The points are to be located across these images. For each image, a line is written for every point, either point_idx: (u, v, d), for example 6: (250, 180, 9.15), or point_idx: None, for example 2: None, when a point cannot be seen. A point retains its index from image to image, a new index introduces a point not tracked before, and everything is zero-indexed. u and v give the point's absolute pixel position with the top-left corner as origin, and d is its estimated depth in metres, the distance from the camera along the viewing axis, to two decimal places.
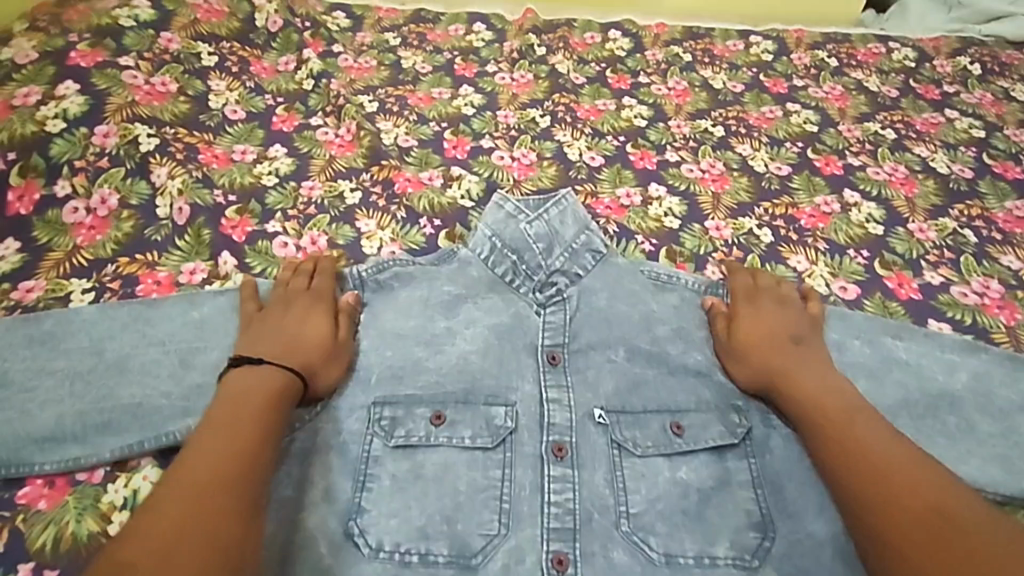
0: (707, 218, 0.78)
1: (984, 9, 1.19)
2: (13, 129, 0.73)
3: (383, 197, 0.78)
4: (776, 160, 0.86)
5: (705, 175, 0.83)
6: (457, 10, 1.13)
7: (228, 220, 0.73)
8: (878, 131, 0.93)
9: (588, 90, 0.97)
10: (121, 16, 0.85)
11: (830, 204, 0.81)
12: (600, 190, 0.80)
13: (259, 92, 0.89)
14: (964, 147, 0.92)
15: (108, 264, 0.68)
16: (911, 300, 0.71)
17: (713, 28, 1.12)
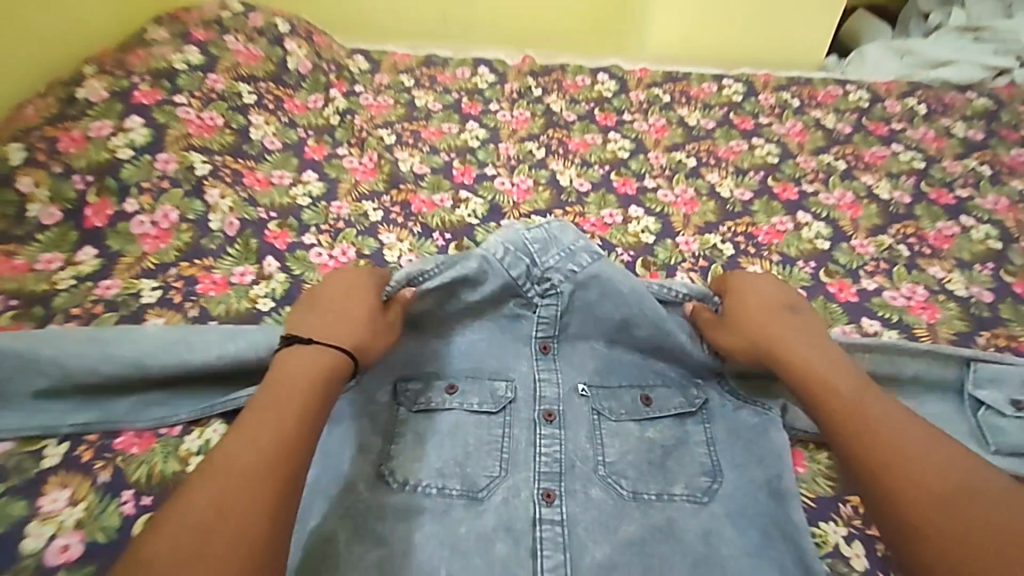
0: (678, 234, 0.91)
1: (929, 58, 1.34)
2: (90, 156, 0.86)
3: (401, 215, 0.91)
4: (739, 186, 1.00)
5: (678, 200, 0.97)
6: (464, 56, 1.28)
7: (273, 231, 0.86)
8: (830, 163, 1.07)
9: (578, 125, 1.11)
10: (175, 61, 1.00)
11: (784, 224, 0.94)
12: (587, 211, 0.94)
13: (292, 125, 1.03)
14: (904, 177, 1.05)
15: (171, 267, 0.80)
16: (849, 302, 0.83)
17: (689, 73, 1.27)
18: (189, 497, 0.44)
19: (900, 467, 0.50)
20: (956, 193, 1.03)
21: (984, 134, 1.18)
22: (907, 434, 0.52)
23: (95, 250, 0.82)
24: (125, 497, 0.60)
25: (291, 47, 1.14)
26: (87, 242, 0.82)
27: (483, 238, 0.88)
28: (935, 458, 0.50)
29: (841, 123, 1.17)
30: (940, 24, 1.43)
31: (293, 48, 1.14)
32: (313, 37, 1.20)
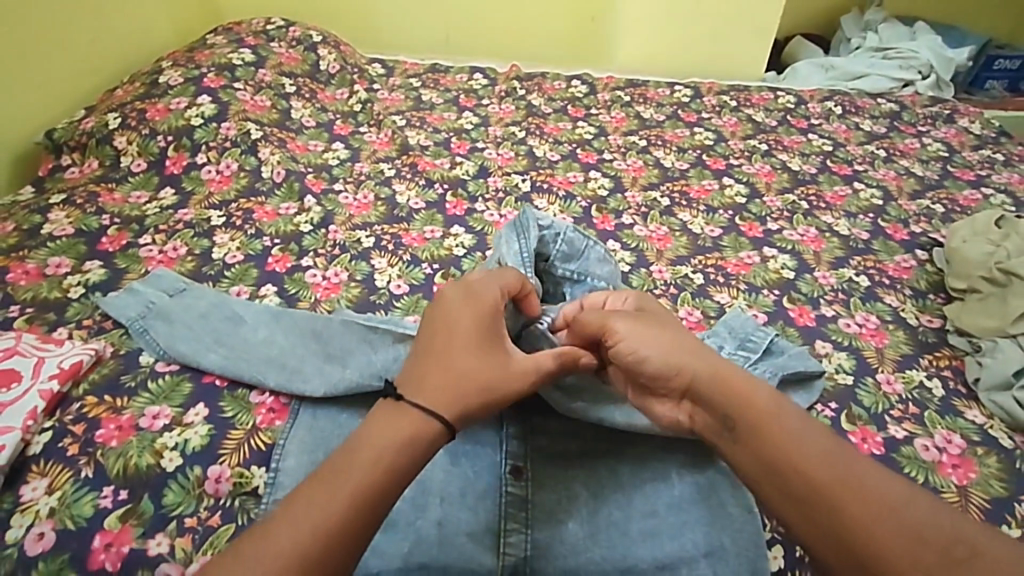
0: (627, 190, 1.15)
1: (849, 71, 1.63)
2: (171, 122, 1.11)
3: (410, 173, 1.15)
4: (680, 160, 1.25)
5: (629, 167, 1.22)
6: (463, 65, 1.56)
7: (311, 180, 1.10)
8: (756, 145, 1.32)
9: (554, 116, 1.38)
10: (234, 58, 1.26)
11: (712, 185, 1.18)
12: (556, 173, 1.19)
13: (324, 110, 1.29)
14: (814, 156, 1.30)
15: (232, 203, 1.04)
16: (755, 237, 1.06)
17: (648, 81, 1.55)
18: (283, 517, 0.46)
19: (805, 478, 0.51)
20: (854, 168, 1.27)
21: (886, 128, 1.44)
22: (806, 438, 0.53)
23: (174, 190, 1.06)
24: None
25: (323, 53, 1.41)
26: (166, 184, 1.06)
27: (473, 189, 1.12)
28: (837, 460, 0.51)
29: (769, 119, 1.44)
30: (859, 46, 1.75)
31: (325, 53, 1.41)
32: (340, 47, 1.47)
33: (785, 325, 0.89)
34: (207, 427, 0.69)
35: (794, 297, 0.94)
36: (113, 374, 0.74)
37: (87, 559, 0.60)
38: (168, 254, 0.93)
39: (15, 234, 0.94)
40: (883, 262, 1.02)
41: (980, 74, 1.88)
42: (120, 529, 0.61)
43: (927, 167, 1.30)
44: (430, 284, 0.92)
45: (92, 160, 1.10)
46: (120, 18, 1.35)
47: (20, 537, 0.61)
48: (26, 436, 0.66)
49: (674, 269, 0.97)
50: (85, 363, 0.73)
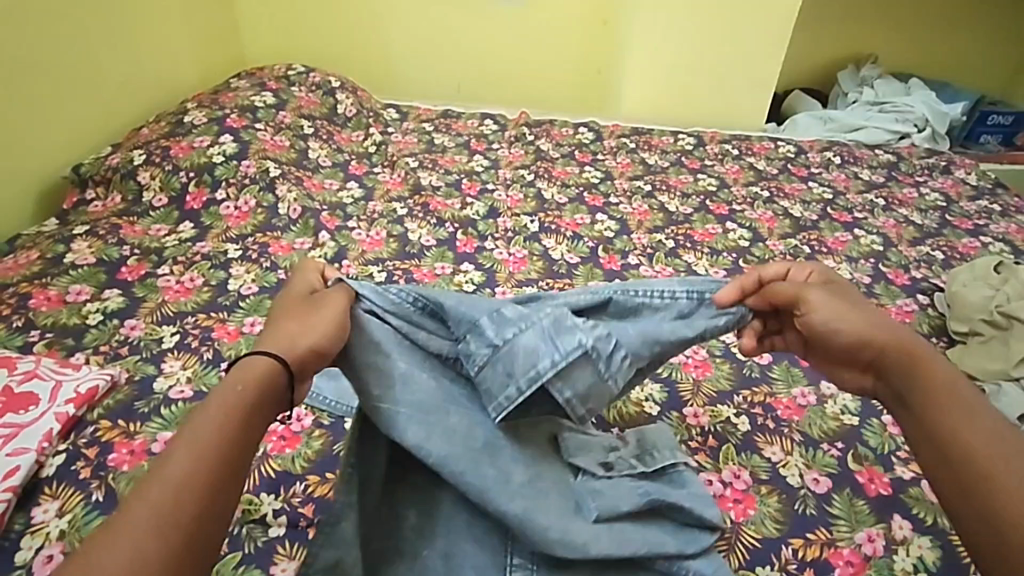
0: (633, 232, 1.18)
1: (847, 123, 1.69)
2: (193, 159, 1.16)
3: (422, 212, 1.19)
4: (684, 204, 1.29)
5: (634, 210, 1.25)
6: (474, 112, 1.62)
7: (326, 217, 1.14)
8: (758, 192, 1.36)
9: (561, 161, 1.42)
10: (256, 100, 1.32)
11: (716, 229, 1.21)
12: (563, 215, 1.22)
13: (340, 151, 1.34)
14: (815, 203, 1.34)
15: (250, 237, 1.07)
16: None
17: (653, 129, 1.60)
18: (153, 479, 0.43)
19: (949, 425, 0.53)
20: (854, 215, 1.30)
21: (885, 178, 1.48)
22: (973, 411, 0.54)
23: (194, 224, 1.09)
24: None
25: (340, 97, 1.47)
26: (186, 219, 1.10)
27: (483, 228, 1.16)
28: (997, 439, 0.51)
29: (770, 167, 1.48)
30: (856, 99, 1.81)
31: (342, 98, 1.47)
32: (357, 91, 1.53)
33: (789, 365, 0.89)
34: None
35: None
36: (127, 400, 0.75)
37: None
38: (185, 284, 0.96)
39: (40, 261, 0.97)
40: (885, 305, 1.04)
41: (974, 129, 1.93)
42: None
43: (926, 216, 1.33)
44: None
45: (116, 194, 1.14)
46: (149, 60, 1.41)
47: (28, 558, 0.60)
48: (40, 458, 0.67)
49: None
50: (101, 388, 0.74)
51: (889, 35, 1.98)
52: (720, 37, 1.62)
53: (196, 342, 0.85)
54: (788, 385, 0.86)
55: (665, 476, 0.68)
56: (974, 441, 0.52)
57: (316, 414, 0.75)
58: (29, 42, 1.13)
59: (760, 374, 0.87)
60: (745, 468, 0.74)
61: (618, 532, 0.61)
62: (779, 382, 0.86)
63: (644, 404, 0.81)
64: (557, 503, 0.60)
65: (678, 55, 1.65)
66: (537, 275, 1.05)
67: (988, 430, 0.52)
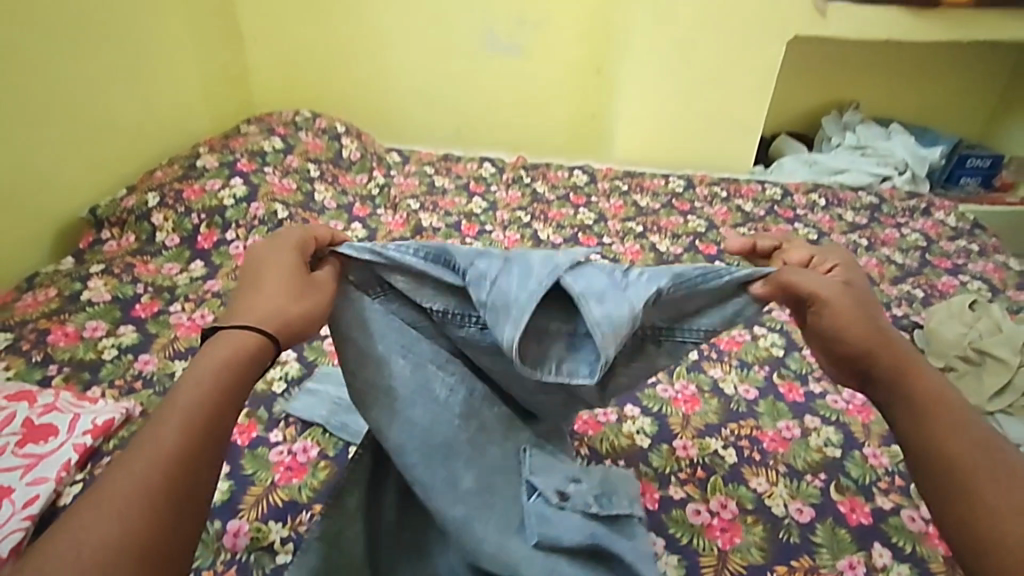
0: None
1: (830, 167, 1.76)
2: (205, 201, 1.21)
3: None
4: (675, 244, 1.34)
5: (626, 251, 1.31)
6: (473, 155, 1.69)
7: None
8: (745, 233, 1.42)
9: (556, 202, 1.48)
10: (265, 145, 1.39)
11: None
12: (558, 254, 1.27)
13: (345, 193, 1.40)
14: None
15: None
16: None
17: (645, 172, 1.67)
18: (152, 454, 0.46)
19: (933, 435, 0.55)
20: None
21: (867, 219, 1.54)
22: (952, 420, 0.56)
23: (205, 263, 1.14)
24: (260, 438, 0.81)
25: (345, 142, 1.54)
26: (197, 258, 1.15)
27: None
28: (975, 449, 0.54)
29: (757, 208, 1.54)
30: (839, 143, 1.89)
31: (347, 142, 1.54)
32: (362, 136, 1.60)
33: (774, 400, 0.93)
34: (228, 483, 0.73)
35: (783, 372, 0.99)
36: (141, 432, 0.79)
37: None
38: (195, 320, 1.00)
39: (58, 298, 1.02)
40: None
41: (954, 171, 2.01)
42: None
43: (907, 255, 1.39)
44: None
45: (130, 234, 1.19)
46: (163, 108, 1.49)
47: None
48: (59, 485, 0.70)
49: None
50: (117, 420, 0.77)
51: (869, 82, 2.08)
52: (708, 86, 1.71)
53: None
54: (773, 418, 0.90)
55: (621, 525, 0.66)
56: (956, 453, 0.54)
57: (322, 445, 0.79)
58: (52, 93, 1.20)
59: (747, 409, 0.91)
60: (731, 498, 0.77)
61: (551, 563, 0.60)
62: (766, 416, 0.90)
63: (636, 437, 0.85)
64: (498, 518, 0.62)
65: (668, 102, 1.73)
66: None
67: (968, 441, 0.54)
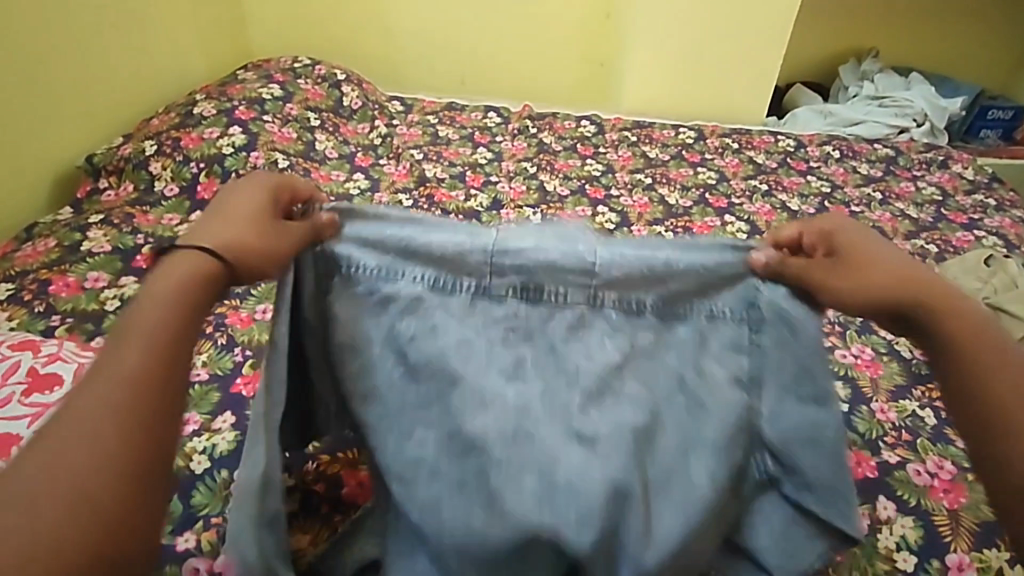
0: (632, 224, 1.21)
1: (846, 118, 1.71)
2: (204, 150, 1.19)
3: (427, 203, 1.22)
4: (685, 197, 1.32)
5: (634, 203, 1.28)
6: (478, 105, 1.64)
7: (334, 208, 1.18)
8: (756, 185, 1.38)
9: (563, 153, 1.45)
10: (264, 92, 1.35)
11: (714, 221, 1.24)
12: (565, 206, 1.25)
13: (346, 143, 1.37)
14: (813, 197, 1.36)
15: None
16: None
17: (655, 123, 1.62)
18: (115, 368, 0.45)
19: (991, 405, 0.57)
20: (852, 208, 1.34)
21: (882, 172, 1.50)
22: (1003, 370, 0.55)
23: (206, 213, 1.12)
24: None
25: (346, 90, 1.49)
26: (196, 208, 1.13)
27: (486, 220, 1.18)
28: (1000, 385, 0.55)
29: (769, 160, 1.50)
30: (856, 93, 1.83)
31: (347, 90, 1.49)
32: (362, 84, 1.55)
33: None
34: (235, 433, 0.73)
35: None
36: None
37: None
38: None
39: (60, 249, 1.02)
40: None
41: (974, 123, 1.95)
42: None
43: (922, 210, 1.36)
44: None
45: (127, 183, 1.17)
46: (158, 54, 1.44)
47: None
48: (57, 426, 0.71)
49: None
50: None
51: (889, 28, 1.99)
52: (725, 34, 1.64)
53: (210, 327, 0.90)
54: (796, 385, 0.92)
55: None
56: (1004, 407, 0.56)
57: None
58: (43, 35, 1.16)
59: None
60: None
61: None
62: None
63: None
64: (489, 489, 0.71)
65: (682, 49, 1.67)
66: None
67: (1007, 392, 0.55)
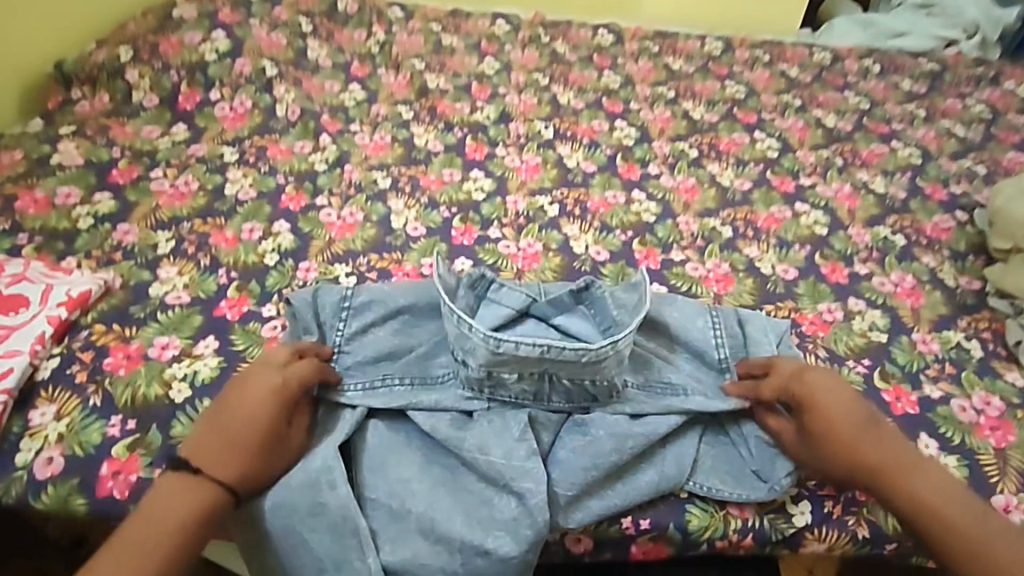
0: (603, 145, 1.37)
1: (890, 30, 1.69)
2: (190, 56, 1.37)
3: (428, 116, 1.39)
4: (710, 113, 1.48)
5: (657, 118, 1.45)
6: (525, 12, 1.68)
7: (326, 120, 1.35)
8: (792, 103, 1.52)
9: (579, 62, 1.56)
10: (205, 48, 1.38)
11: (742, 138, 1.43)
12: (580, 121, 1.42)
13: (340, 51, 1.48)
14: (757, 162, 1.39)
15: (244, 140, 1.30)
16: (789, 193, 1.33)
17: (683, 30, 1.68)
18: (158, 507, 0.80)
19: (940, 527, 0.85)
20: (893, 127, 1.49)
21: (926, 88, 1.57)
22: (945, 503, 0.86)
23: (188, 125, 1.31)
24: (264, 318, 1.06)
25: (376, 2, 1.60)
26: (176, 119, 1.32)
27: (487, 212, 1.23)
28: (956, 500, 0.86)
29: (806, 74, 1.60)
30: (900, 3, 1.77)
31: None
32: None
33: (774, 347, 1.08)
34: (216, 359, 1.00)
35: (648, 241, 1.23)
36: (120, 305, 1.05)
37: (100, 483, 0.89)
38: (181, 187, 1.21)
39: (26, 162, 1.21)
40: (807, 316, 1.14)
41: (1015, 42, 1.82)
42: (126, 459, 0.90)
43: (969, 128, 1.48)
44: (446, 229, 1.21)
45: (102, 93, 1.32)
46: None
47: (29, 459, 0.90)
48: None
49: (699, 222, 1.27)
50: (92, 293, 1.04)
51: None
52: None
53: (197, 247, 1.13)
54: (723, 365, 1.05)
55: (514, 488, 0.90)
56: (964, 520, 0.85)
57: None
58: None
59: (782, 289, 1.18)
60: None
61: (469, 513, 0.89)
62: (805, 299, 1.17)
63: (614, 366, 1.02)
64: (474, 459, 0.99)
65: None
66: (550, 185, 1.30)
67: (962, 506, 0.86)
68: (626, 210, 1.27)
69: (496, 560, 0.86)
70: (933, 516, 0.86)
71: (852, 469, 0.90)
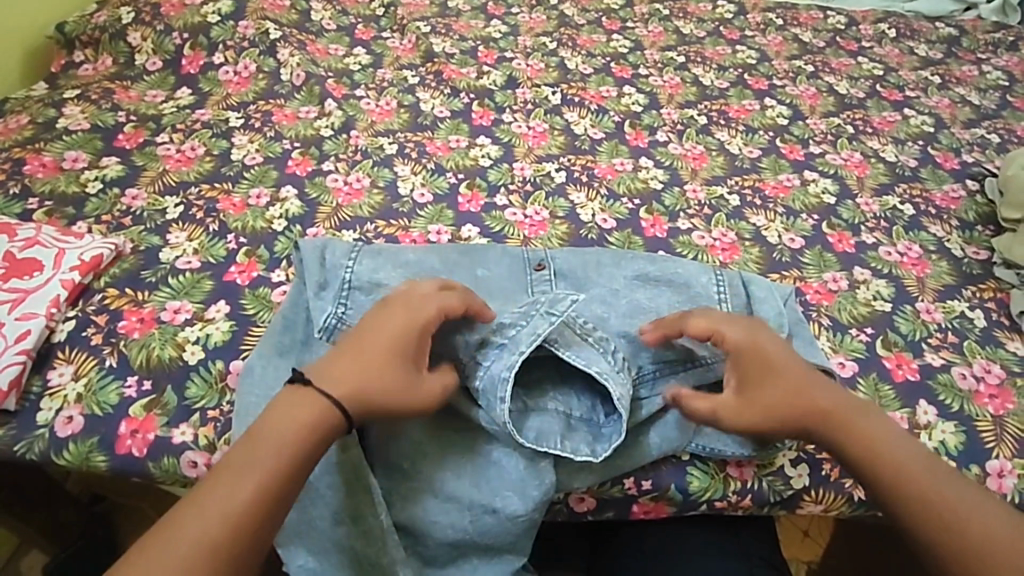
0: (610, 112, 1.43)
1: None
2: (187, 19, 1.45)
3: (434, 81, 1.46)
4: (720, 78, 1.54)
5: (666, 84, 1.51)
6: None
7: (332, 84, 1.42)
8: (802, 66, 1.59)
9: (586, 28, 1.65)
10: (208, 13, 1.46)
11: (752, 105, 1.48)
12: (588, 87, 1.48)
13: (345, 14, 1.59)
14: (762, 131, 1.42)
15: (250, 104, 1.37)
16: (797, 160, 1.36)
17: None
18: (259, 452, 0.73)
19: (907, 490, 0.79)
20: (905, 94, 1.55)
21: (943, 54, 1.68)
22: (925, 478, 0.80)
23: (191, 89, 1.40)
24: (253, 324, 1.03)
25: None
26: (179, 83, 1.41)
27: (494, 177, 1.28)
28: (923, 474, 0.80)
29: (818, 39, 1.69)
30: None
31: None
32: None
33: (877, 379, 1.03)
34: (227, 324, 1.03)
35: (653, 209, 1.24)
36: (132, 270, 1.09)
37: (119, 441, 0.93)
38: (188, 152, 1.28)
39: (32, 126, 1.31)
40: (808, 283, 1.15)
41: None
42: (144, 418, 0.94)
43: (855, 86, 1.56)
44: (452, 194, 1.24)
45: (106, 58, 1.45)
46: None
47: (50, 417, 0.95)
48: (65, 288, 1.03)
49: (709, 189, 1.29)
50: (104, 257, 1.08)
51: None
52: None
53: (204, 213, 1.18)
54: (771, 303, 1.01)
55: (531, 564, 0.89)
56: (937, 504, 0.78)
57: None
58: None
59: (788, 258, 1.18)
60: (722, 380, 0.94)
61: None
62: (811, 267, 1.17)
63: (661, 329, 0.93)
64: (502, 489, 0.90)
65: None
66: (558, 152, 1.33)
67: (931, 485, 0.79)
68: (714, 157, 1.35)
69: (505, 518, 0.87)
70: (901, 485, 0.79)
71: (850, 439, 0.83)
